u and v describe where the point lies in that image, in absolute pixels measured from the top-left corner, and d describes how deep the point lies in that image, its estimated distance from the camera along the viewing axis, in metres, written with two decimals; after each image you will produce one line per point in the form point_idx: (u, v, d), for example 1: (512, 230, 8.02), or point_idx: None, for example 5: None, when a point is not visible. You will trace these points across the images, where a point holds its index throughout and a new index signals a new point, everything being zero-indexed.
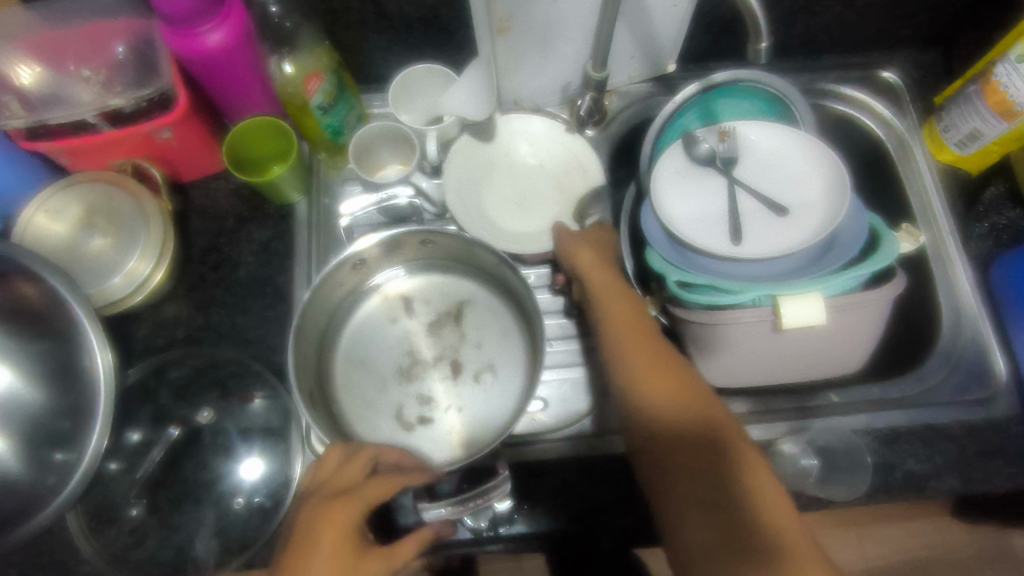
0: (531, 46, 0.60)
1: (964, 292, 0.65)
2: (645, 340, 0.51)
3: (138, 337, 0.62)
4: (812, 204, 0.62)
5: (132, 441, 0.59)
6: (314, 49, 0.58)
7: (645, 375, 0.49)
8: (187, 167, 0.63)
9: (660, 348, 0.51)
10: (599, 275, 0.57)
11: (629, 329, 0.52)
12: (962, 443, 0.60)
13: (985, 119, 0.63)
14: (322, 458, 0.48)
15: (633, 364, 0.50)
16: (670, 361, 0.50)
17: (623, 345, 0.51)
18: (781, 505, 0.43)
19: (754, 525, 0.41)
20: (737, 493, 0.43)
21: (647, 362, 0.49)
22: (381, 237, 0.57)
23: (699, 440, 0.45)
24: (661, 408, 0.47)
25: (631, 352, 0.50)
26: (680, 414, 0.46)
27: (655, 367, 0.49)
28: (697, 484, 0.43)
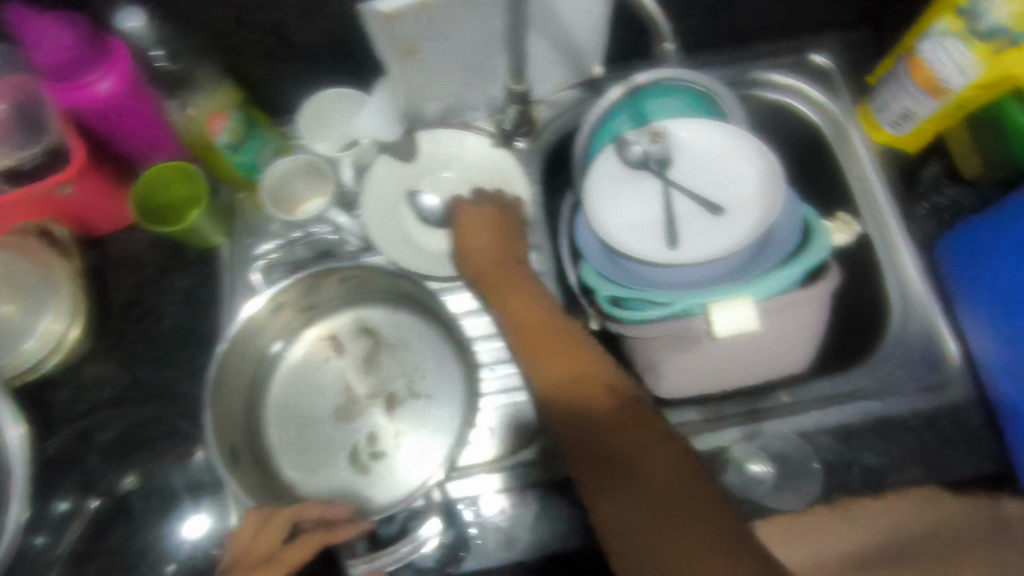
0: (442, 64, 0.57)
1: (911, 276, 0.64)
2: (556, 342, 0.50)
3: (59, 403, 0.60)
4: (750, 202, 0.59)
5: (58, 511, 0.58)
6: (216, 90, 0.55)
7: (557, 379, 0.48)
8: (99, 221, 0.61)
9: (569, 344, 0.50)
10: (505, 287, 0.56)
11: (543, 333, 0.51)
12: (919, 432, 0.59)
13: (915, 98, 0.61)
14: (239, 525, 0.45)
15: (538, 355, 0.50)
16: (582, 358, 0.49)
17: (536, 349, 0.50)
18: (707, 489, 0.41)
19: (686, 513, 0.40)
20: (666, 481, 0.41)
21: (557, 363, 0.48)
22: (268, 297, 0.54)
23: (616, 432, 0.44)
24: (574, 408, 0.46)
25: (545, 359, 0.49)
26: (602, 411, 0.46)
27: (567, 368, 0.48)
28: (620, 479, 0.42)
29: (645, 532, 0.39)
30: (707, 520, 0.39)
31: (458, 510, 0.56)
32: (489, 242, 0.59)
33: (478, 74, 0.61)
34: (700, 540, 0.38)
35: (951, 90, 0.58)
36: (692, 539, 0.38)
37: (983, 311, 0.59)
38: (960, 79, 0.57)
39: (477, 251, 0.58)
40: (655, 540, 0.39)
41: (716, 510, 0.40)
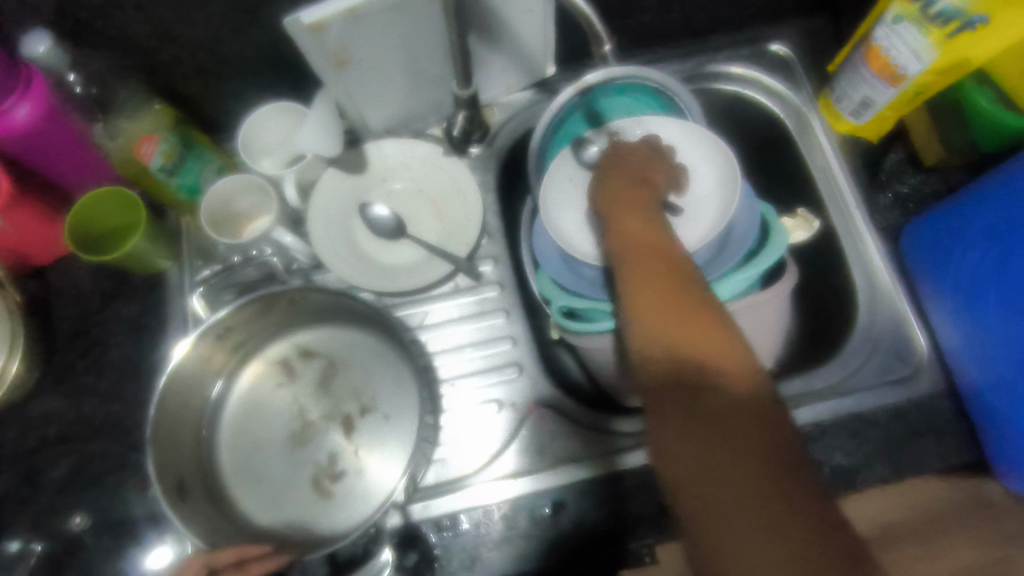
0: (379, 72, 0.55)
1: (878, 268, 0.62)
2: (670, 283, 0.43)
3: (7, 440, 0.58)
4: (706, 199, 0.55)
5: (10, 550, 0.54)
6: (144, 112, 0.55)
7: (656, 328, 0.41)
8: (35, 251, 0.58)
9: (682, 291, 0.42)
10: (625, 206, 0.49)
11: (642, 269, 0.44)
12: (889, 427, 0.57)
13: (873, 86, 0.59)
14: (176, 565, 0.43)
15: (647, 297, 0.42)
16: (696, 309, 0.41)
17: (647, 291, 0.43)
18: (808, 483, 0.35)
19: (766, 500, 0.34)
20: (752, 470, 0.35)
21: (665, 313, 0.41)
22: (194, 341, 0.51)
23: (735, 417, 0.37)
24: (680, 362, 0.39)
25: (647, 304, 0.42)
26: (713, 377, 0.38)
27: (672, 317, 0.41)
28: (708, 453, 0.36)
29: (706, 499, 0.36)
30: (792, 510, 0.34)
31: (423, 533, 0.55)
32: (623, 180, 0.51)
33: (421, 80, 0.59)
34: (773, 528, 0.34)
35: (909, 76, 0.56)
36: (763, 524, 0.34)
37: (950, 299, 0.57)
38: (917, 65, 0.55)
39: (617, 184, 0.51)
40: (719, 510, 0.35)
41: (809, 507, 0.34)
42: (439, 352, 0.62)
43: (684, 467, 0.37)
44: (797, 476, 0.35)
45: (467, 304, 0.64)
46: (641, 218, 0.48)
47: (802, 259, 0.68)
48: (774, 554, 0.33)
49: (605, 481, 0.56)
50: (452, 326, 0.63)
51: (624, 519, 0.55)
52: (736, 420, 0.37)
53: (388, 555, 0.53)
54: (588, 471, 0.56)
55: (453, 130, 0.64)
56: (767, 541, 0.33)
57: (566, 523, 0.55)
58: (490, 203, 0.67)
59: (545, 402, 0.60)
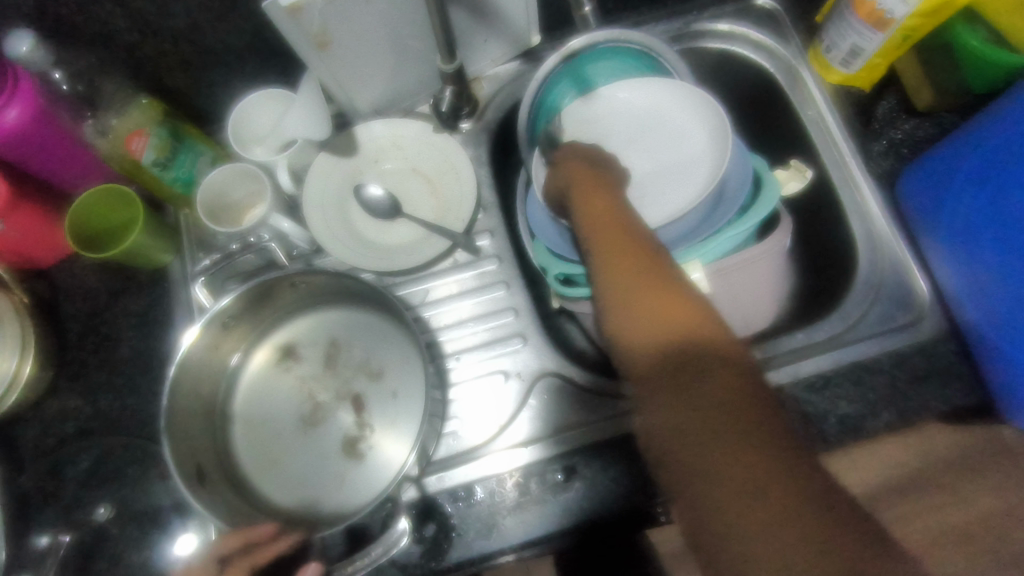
0: (363, 52, 0.55)
1: (875, 216, 0.62)
2: (647, 268, 0.43)
3: (27, 439, 0.59)
4: (698, 158, 0.57)
5: (40, 546, 0.56)
6: (132, 110, 0.55)
7: (642, 311, 0.41)
8: (39, 253, 0.59)
9: (663, 274, 0.43)
10: (596, 195, 0.49)
11: (618, 256, 0.44)
12: (892, 374, 0.57)
13: (860, 33, 0.59)
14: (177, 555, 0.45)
15: (629, 290, 0.42)
16: (675, 291, 0.42)
17: (627, 278, 0.43)
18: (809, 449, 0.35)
19: (771, 462, 0.34)
20: (745, 436, 0.35)
21: (651, 296, 0.41)
22: (203, 326, 0.52)
23: (731, 398, 0.37)
24: (666, 344, 0.40)
25: (627, 290, 0.42)
26: (699, 355, 0.39)
27: (658, 304, 0.41)
28: (701, 426, 0.36)
29: (701, 472, 0.35)
30: (787, 472, 0.34)
31: (440, 505, 0.55)
32: (585, 175, 0.50)
33: (406, 55, 0.59)
34: (785, 492, 0.33)
35: (896, 20, 0.55)
36: (773, 489, 0.33)
37: (946, 244, 0.58)
38: (902, 9, 0.54)
39: (579, 179, 0.50)
40: (729, 482, 0.34)
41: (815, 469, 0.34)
42: (441, 330, 0.63)
43: (685, 443, 0.36)
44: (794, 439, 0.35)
45: (466, 279, 0.64)
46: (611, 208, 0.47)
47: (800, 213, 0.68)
48: (789, 517, 0.32)
49: (614, 443, 0.56)
50: (453, 303, 0.64)
51: (635, 480, 0.55)
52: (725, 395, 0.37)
53: (404, 524, 0.49)
54: (595, 436, 0.57)
55: (442, 105, 0.62)
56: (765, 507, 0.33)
57: (577, 489, 0.55)
58: (484, 177, 0.67)
59: (549, 371, 0.61)
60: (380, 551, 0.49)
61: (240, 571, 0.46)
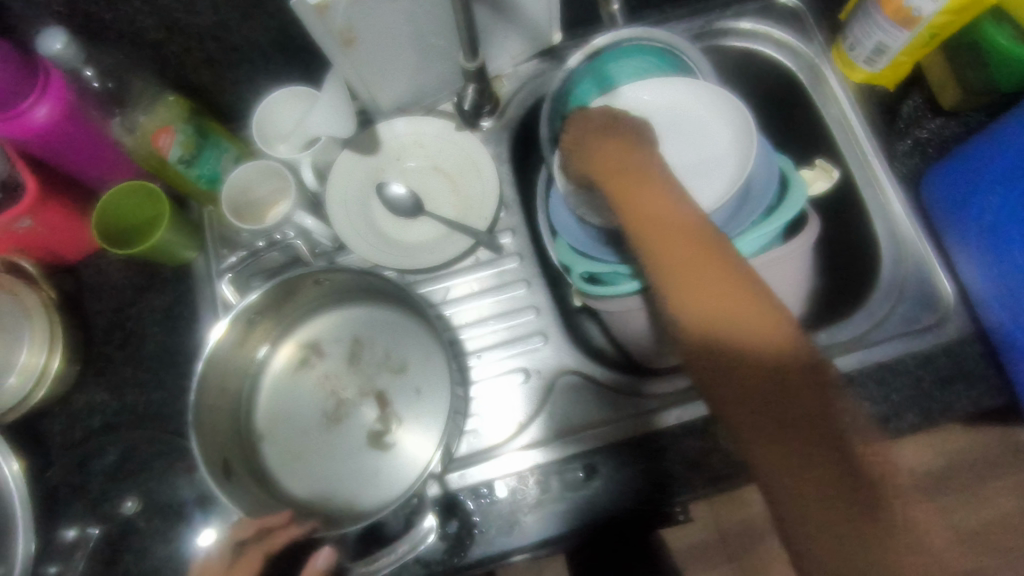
0: (388, 50, 0.55)
1: (899, 217, 0.62)
2: (698, 253, 0.41)
3: (55, 433, 0.59)
4: (722, 157, 0.56)
5: (68, 538, 0.57)
6: (154, 106, 0.55)
7: (688, 296, 0.40)
8: (66, 248, 0.60)
9: (706, 249, 0.41)
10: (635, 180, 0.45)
11: (665, 245, 0.42)
12: (917, 375, 0.57)
13: (886, 31, 0.58)
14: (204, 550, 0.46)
15: (671, 270, 0.41)
16: (728, 276, 0.40)
17: (677, 267, 0.41)
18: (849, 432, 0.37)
19: (818, 447, 0.36)
20: (794, 425, 0.37)
21: (694, 279, 0.40)
22: (231, 320, 0.52)
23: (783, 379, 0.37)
24: (713, 324, 0.39)
25: (675, 279, 0.41)
26: (756, 343, 0.38)
27: (705, 286, 0.40)
28: (764, 417, 0.37)
29: (765, 461, 0.37)
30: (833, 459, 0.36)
31: (461, 501, 0.56)
32: (617, 155, 0.48)
33: (429, 53, 0.59)
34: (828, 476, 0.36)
35: (924, 18, 0.55)
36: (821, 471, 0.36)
37: (974, 244, 0.57)
38: (930, 7, 0.54)
39: (613, 161, 0.48)
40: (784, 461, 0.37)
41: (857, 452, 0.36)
42: (462, 327, 0.63)
43: (742, 421, 0.38)
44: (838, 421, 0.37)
45: (488, 277, 0.65)
46: (653, 191, 0.45)
47: (823, 213, 0.67)
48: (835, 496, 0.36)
49: (633, 443, 0.56)
50: (474, 300, 0.64)
51: (657, 478, 0.55)
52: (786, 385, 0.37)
53: (431, 521, 0.50)
54: (616, 434, 0.57)
55: (464, 104, 0.63)
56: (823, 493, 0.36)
57: (598, 487, 0.55)
58: (505, 175, 0.67)
59: (571, 369, 0.61)
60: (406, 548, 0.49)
61: (254, 557, 0.47)
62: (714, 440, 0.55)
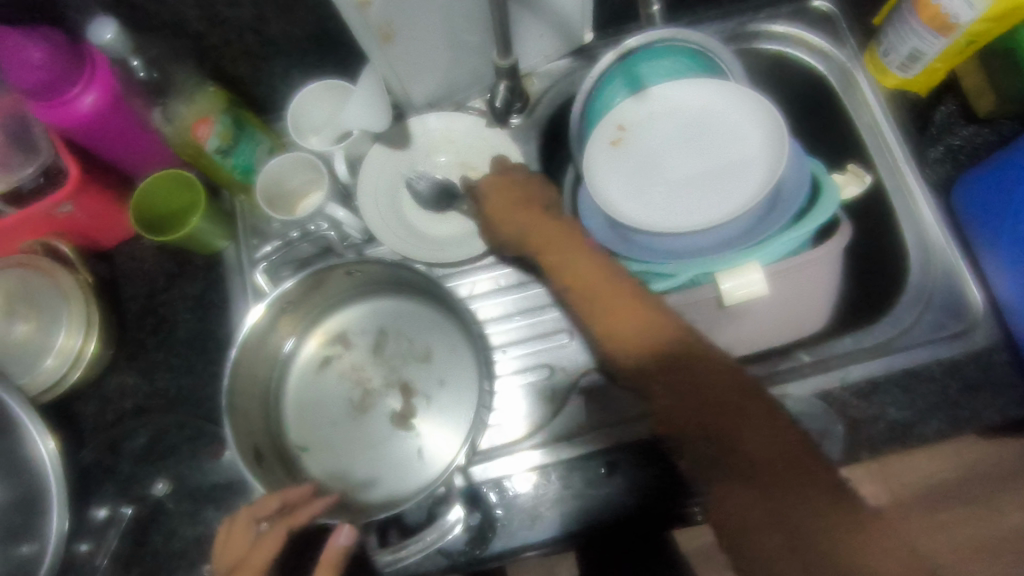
0: (424, 46, 0.56)
1: (929, 224, 0.61)
2: (624, 301, 0.49)
3: (87, 415, 0.61)
4: (752, 159, 0.56)
5: (98, 517, 0.58)
6: (196, 95, 0.55)
7: (624, 336, 0.48)
8: (102, 234, 0.61)
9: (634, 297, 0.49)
10: (559, 249, 0.54)
11: (601, 291, 0.50)
12: (943, 382, 0.57)
13: (921, 38, 0.58)
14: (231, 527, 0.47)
15: (605, 317, 0.50)
16: (656, 318, 0.48)
17: (608, 311, 0.50)
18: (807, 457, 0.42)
19: (784, 471, 0.42)
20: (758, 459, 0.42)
21: (628, 322, 0.48)
22: (269, 304, 0.53)
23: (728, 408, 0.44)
24: (650, 358, 0.47)
25: (608, 315, 0.49)
26: (696, 370, 0.46)
27: (638, 328, 0.48)
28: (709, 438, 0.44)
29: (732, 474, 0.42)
30: (797, 477, 0.41)
31: (484, 493, 0.56)
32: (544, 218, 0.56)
33: (463, 51, 0.60)
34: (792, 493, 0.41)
35: (961, 25, 0.55)
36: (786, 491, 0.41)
37: (1005, 253, 0.57)
38: (968, 13, 0.54)
39: (526, 224, 0.57)
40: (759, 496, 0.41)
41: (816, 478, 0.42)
42: (488, 322, 0.64)
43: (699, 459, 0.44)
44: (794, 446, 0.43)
45: (514, 273, 0.65)
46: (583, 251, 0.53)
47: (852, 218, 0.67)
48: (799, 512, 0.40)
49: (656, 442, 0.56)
50: (499, 295, 0.65)
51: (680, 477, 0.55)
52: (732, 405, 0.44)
53: (457, 513, 0.51)
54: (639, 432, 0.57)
55: (496, 101, 0.62)
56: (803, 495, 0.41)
57: (618, 485, 0.56)
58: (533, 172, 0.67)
59: (594, 369, 0.61)
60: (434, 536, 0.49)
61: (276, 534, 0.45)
62: None
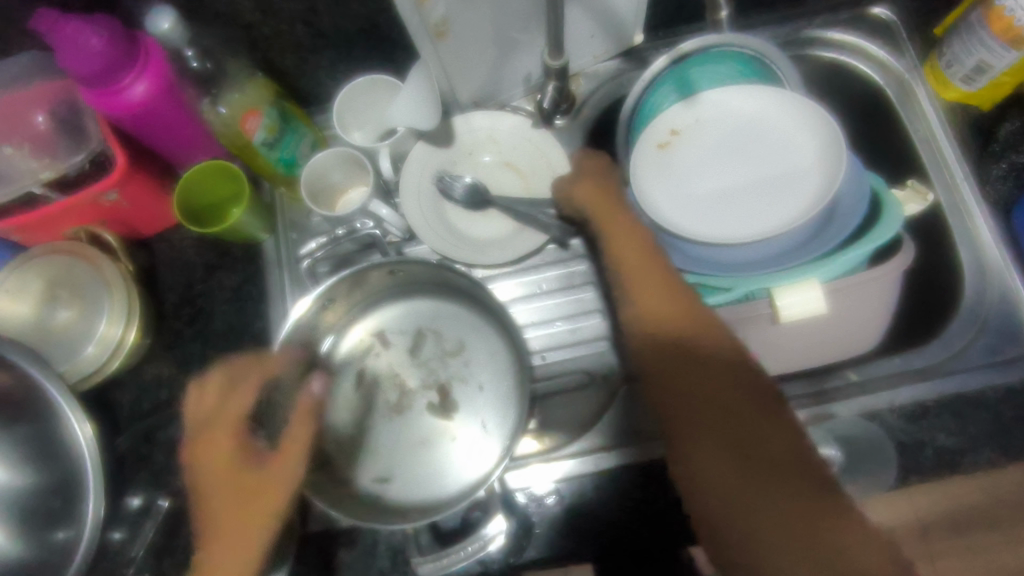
0: (475, 44, 0.55)
1: (986, 242, 0.59)
2: (650, 274, 0.49)
3: (124, 403, 0.61)
4: (806, 171, 0.55)
5: (133, 506, 0.58)
6: (246, 87, 0.54)
7: (647, 306, 0.48)
8: (145, 222, 0.61)
9: (664, 273, 0.49)
10: (619, 227, 0.53)
11: (638, 266, 0.50)
12: (996, 410, 0.55)
13: (990, 50, 0.56)
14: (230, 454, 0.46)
15: (632, 285, 0.49)
16: (680, 294, 0.48)
17: (634, 283, 0.49)
18: (811, 471, 0.40)
19: (783, 478, 0.39)
20: (760, 460, 0.40)
21: (652, 294, 0.48)
22: (315, 297, 0.53)
23: (739, 403, 0.42)
24: (667, 331, 0.46)
25: (640, 289, 0.49)
26: (713, 356, 0.44)
27: (660, 303, 0.47)
28: (726, 436, 0.41)
29: (730, 468, 0.40)
30: (797, 487, 0.39)
31: (516, 498, 0.55)
32: (599, 208, 0.55)
33: (513, 50, 0.59)
34: (789, 503, 0.38)
35: None
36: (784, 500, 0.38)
37: None
38: None
39: (599, 206, 0.55)
40: (752, 500, 0.39)
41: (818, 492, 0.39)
42: (527, 326, 0.63)
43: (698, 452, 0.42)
44: (801, 458, 0.40)
45: (555, 279, 0.64)
46: (636, 240, 0.52)
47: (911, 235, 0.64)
48: (792, 527, 0.38)
49: None
50: (540, 300, 0.64)
51: None
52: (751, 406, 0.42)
53: (494, 529, 0.50)
54: None
55: (544, 103, 0.62)
56: (802, 509, 0.38)
57: (658, 497, 0.55)
58: None
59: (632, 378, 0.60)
60: (474, 548, 0.49)
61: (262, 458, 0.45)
62: None
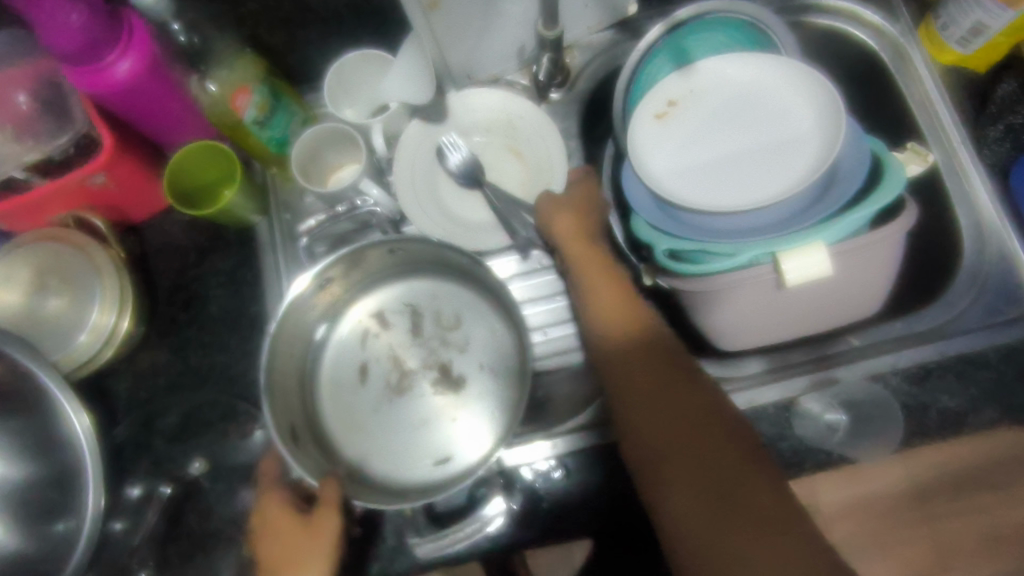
0: (468, 15, 0.53)
1: (983, 204, 0.59)
2: (611, 290, 0.54)
3: (119, 392, 0.60)
4: (804, 137, 0.54)
5: (133, 496, 0.57)
6: (236, 64, 0.53)
7: (607, 318, 0.52)
8: (134, 206, 0.59)
9: (624, 290, 0.54)
10: (583, 243, 0.56)
11: (601, 284, 0.54)
12: (999, 369, 0.55)
13: (986, 10, 0.56)
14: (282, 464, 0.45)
15: (596, 299, 0.54)
16: (636, 310, 0.53)
17: (598, 299, 0.54)
18: (756, 463, 0.43)
19: (731, 468, 0.42)
20: (709, 454, 0.43)
21: (611, 309, 0.53)
22: (315, 274, 0.52)
23: (688, 406, 0.46)
24: (626, 344, 0.51)
25: (603, 308, 0.53)
26: (664, 365, 0.49)
27: (619, 317, 0.52)
28: (710, 485, 0.42)
29: (681, 464, 0.43)
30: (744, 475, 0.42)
31: (521, 474, 0.55)
32: (577, 225, 0.57)
33: (508, 22, 0.57)
34: (737, 490, 0.41)
35: None
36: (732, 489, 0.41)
37: None
38: None
39: (571, 229, 0.57)
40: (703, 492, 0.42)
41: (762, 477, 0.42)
42: (528, 302, 0.62)
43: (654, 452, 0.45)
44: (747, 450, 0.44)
45: None
46: (603, 259, 0.56)
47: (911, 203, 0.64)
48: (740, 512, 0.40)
49: None
50: (540, 275, 0.63)
51: None
52: (730, 455, 0.43)
53: (493, 509, 0.51)
54: None
55: (539, 74, 0.63)
56: (747, 495, 0.41)
57: None
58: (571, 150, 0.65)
59: None
60: (473, 528, 0.50)
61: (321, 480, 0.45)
62: (784, 428, 0.55)
